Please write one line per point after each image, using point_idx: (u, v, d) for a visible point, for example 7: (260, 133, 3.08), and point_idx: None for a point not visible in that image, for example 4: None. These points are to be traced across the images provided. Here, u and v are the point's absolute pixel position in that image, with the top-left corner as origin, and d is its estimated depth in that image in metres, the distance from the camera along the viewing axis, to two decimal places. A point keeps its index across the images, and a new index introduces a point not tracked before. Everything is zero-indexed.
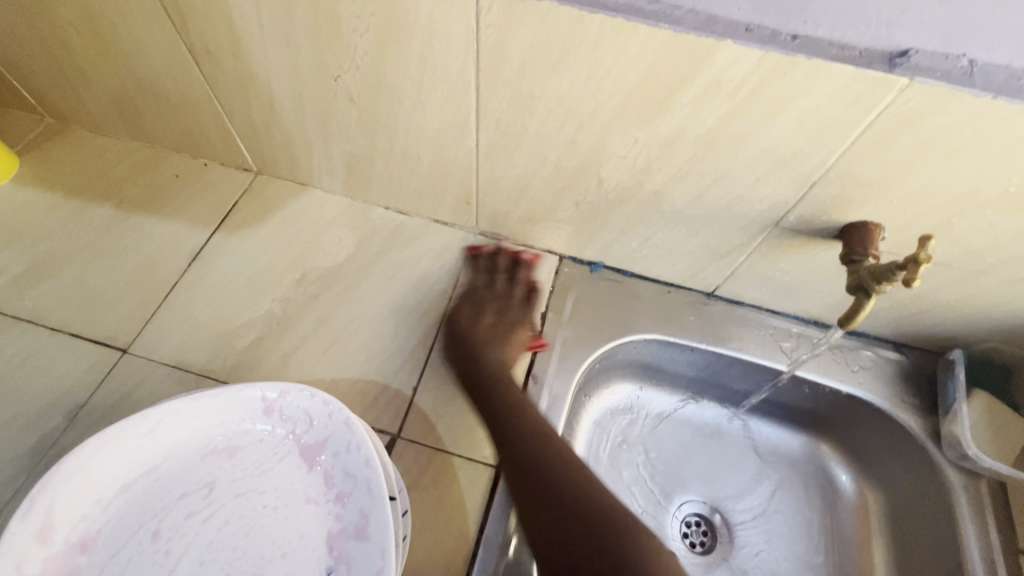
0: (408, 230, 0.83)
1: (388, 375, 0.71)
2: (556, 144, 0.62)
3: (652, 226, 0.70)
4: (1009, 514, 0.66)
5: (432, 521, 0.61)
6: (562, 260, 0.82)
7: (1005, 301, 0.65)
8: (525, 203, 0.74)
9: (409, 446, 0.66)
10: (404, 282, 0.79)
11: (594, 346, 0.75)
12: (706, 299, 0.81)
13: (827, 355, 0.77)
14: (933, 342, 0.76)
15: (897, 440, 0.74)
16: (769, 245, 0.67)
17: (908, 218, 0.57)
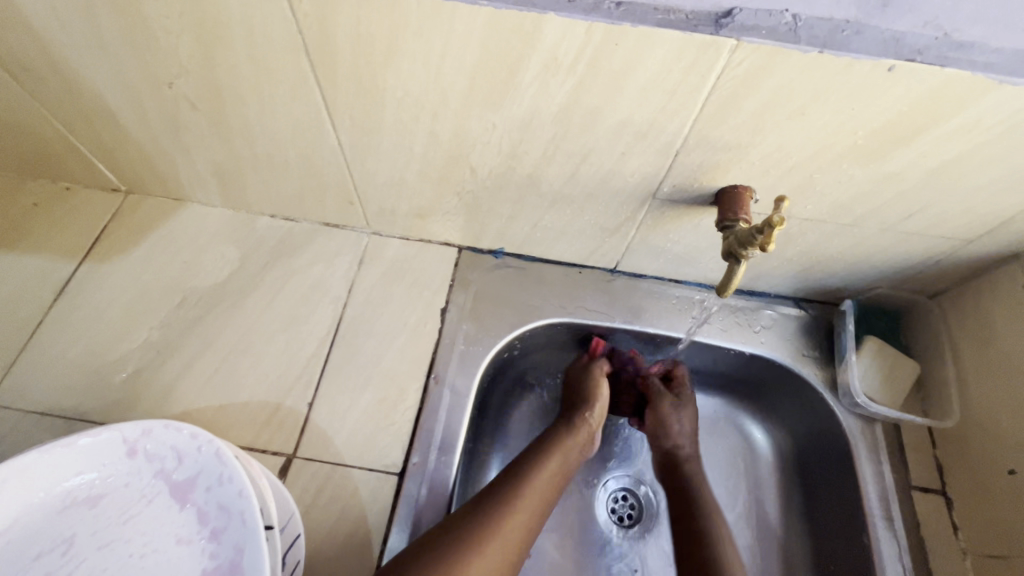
0: (297, 237, 0.79)
1: (281, 394, 0.68)
2: (418, 135, 0.59)
3: (537, 209, 0.68)
4: (901, 452, 0.68)
5: (333, 539, 0.59)
6: (461, 252, 0.80)
7: (883, 249, 0.66)
8: (408, 197, 0.71)
9: (305, 464, 0.63)
10: (294, 293, 0.75)
11: (497, 337, 0.74)
12: (610, 275, 0.80)
13: (729, 318, 0.78)
14: (828, 294, 0.77)
15: (800, 393, 0.75)
16: (653, 217, 0.66)
17: (774, 178, 0.57)
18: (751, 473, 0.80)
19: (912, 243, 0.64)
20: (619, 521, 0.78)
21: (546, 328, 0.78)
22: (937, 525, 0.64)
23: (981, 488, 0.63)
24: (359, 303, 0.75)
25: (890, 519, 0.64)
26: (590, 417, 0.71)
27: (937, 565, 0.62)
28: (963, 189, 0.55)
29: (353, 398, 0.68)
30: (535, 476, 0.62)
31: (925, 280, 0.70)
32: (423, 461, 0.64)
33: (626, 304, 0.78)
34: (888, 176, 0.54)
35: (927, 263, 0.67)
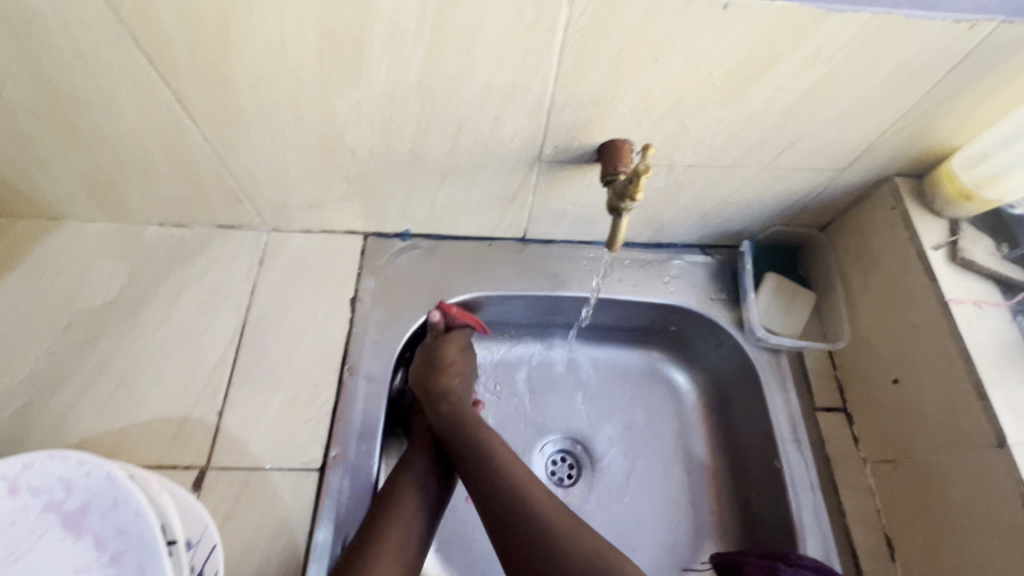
0: (190, 243, 0.75)
1: (187, 407, 0.65)
2: (285, 122, 0.57)
3: (430, 185, 0.67)
4: (804, 376, 0.72)
5: (256, 543, 0.58)
6: (367, 239, 0.78)
7: (767, 187, 0.68)
8: (296, 189, 0.68)
9: (220, 474, 0.61)
10: (193, 301, 0.72)
11: (411, 320, 0.73)
12: (521, 244, 0.80)
13: (639, 273, 0.79)
14: (729, 238, 0.80)
15: (713, 335, 0.78)
16: (545, 180, 0.66)
17: (648, 128, 0.57)
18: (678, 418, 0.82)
19: (791, 179, 0.67)
20: (558, 482, 0.78)
21: (462, 305, 0.77)
22: (839, 441, 0.69)
23: (873, 401, 0.67)
24: (263, 304, 0.72)
25: (797, 441, 0.68)
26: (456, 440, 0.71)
27: (842, 478, 0.66)
28: (823, 121, 0.57)
29: (266, 400, 0.66)
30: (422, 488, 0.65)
31: (812, 214, 0.74)
32: (343, 453, 0.64)
33: (538, 271, 0.78)
34: (752, 115, 0.56)
35: (809, 196, 0.70)
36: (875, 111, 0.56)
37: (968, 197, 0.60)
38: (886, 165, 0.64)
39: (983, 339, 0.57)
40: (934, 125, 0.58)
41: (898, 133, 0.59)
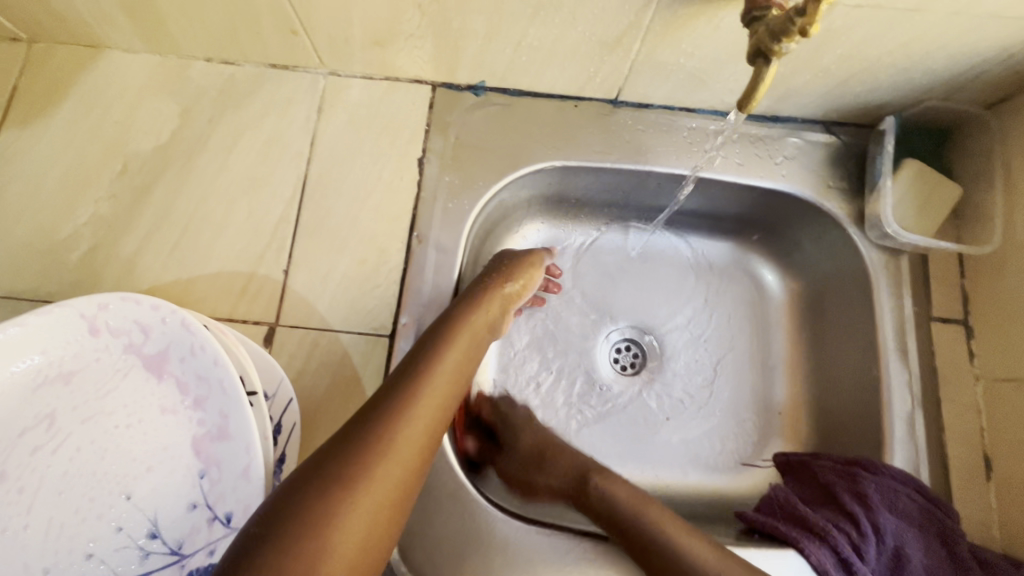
0: (242, 84, 0.67)
1: (252, 263, 0.62)
2: None
3: (519, 20, 0.55)
4: (926, 284, 0.64)
5: (329, 400, 0.58)
6: (435, 90, 0.68)
7: (945, 43, 0.53)
8: (360, 18, 0.58)
9: (290, 332, 0.60)
10: (250, 150, 0.66)
11: (483, 187, 0.65)
12: (612, 107, 0.68)
13: (747, 150, 0.68)
14: (865, 113, 0.66)
15: (822, 229, 0.69)
16: (661, 19, 0.53)
17: None
18: (760, 317, 0.76)
19: (982, 33, 0.52)
20: (622, 370, 0.76)
21: (540, 176, 0.69)
22: (953, 354, 0.62)
23: (1010, 314, 0.58)
24: (323, 158, 0.66)
25: (903, 352, 0.62)
26: (504, 288, 0.63)
27: (948, 394, 0.61)
28: None
29: (332, 262, 0.62)
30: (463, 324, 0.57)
31: (986, 85, 0.59)
32: (413, 321, 0.61)
33: (629, 141, 0.68)
34: None
35: (993, 60, 0.55)
36: None
37: None
38: None
39: None
40: None
41: None
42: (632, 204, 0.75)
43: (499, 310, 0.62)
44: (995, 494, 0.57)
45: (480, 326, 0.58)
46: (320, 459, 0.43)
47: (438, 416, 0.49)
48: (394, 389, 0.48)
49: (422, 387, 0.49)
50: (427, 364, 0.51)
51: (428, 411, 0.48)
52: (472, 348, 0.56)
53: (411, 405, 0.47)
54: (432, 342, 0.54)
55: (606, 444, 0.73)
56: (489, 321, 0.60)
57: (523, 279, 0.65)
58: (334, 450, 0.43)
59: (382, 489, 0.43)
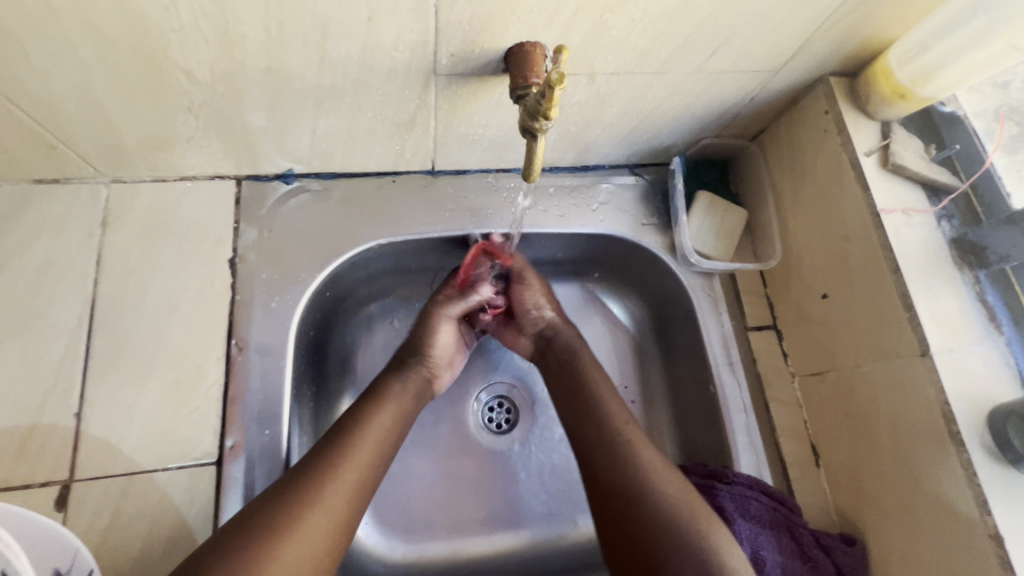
0: (1, 206, 0.59)
1: (32, 413, 0.53)
2: (70, 30, 0.41)
3: (305, 113, 0.54)
4: (738, 299, 0.70)
5: (149, 555, 0.50)
6: (240, 183, 0.64)
7: (698, 95, 0.61)
8: (126, 126, 0.53)
9: (90, 486, 0.51)
10: (17, 279, 0.57)
11: (307, 278, 0.62)
12: (431, 177, 0.69)
13: (565, 200, 0.72)
14: (659, 155, 0.73)
15: (647, 262, 0.74)
16: (446, 100, 0.55)
17: (562, 25, 0.47)
18: (616, 351, 0.79)
19: (723, 85, 0.59)
20: (496, 429, 0.75)
21: (370, 255, 0.67)
22: (771, 357, 0.68)
23: (802, 316, 0.66)
24: (115, 275, 0.59)
25: (730, 364, 0.68)
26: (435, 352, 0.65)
27: (772, 395, 0.67)
28: (759, 12, 0.49)
29: (135, 391, 0.55)
30: (397, 384, 0.61)
31: (744, 123, 0.68)
32: (243, 441, 0.55)
33: (453, 208, 0.69)
34: (680, 6, 0.47)
35: (741, 104, 0.64)
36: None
37: (902, 95, 0.55)
38: (821, 63, 0.58)
39: (912, 248, 0.55)
40: (874, 14, 0.51)
41: (834, 27, 0.53)
42: None
43: (431, 373, 0.64)
44: (826, 477, 0.63)
45: (413, 386, 0.62)
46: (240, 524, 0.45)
47: (367, 479, 0.51)
48: (318, 454, 0.51)
49: (352, 449, 0.52)
50: (355, 427, 0.54)
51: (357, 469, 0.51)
52: (405, 408, 0.59)
53: (336, 467, 0.50)
54: (367, 403, 0.57)
55: (491, 510, 0.71)
56: (423, 381, 0.63)
57: (448, 339, 0.66)
58: (260, 514, 0.46)
59: (299, 552, 0.44)
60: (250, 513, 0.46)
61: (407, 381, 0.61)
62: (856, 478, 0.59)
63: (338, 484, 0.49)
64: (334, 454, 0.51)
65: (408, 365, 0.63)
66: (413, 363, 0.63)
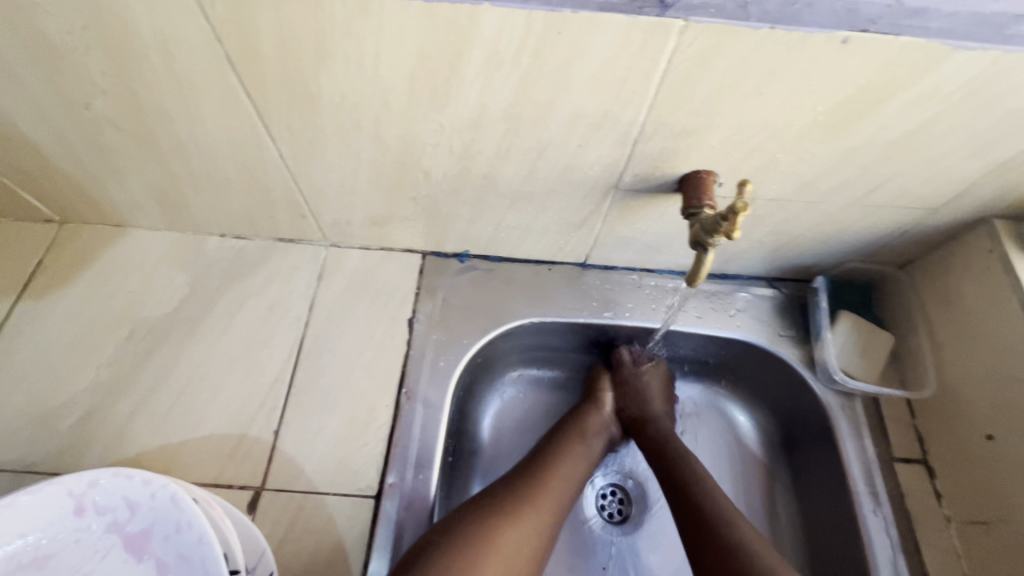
0: (250, 255, 0.75)
1: (244, 425, 0.64)
2: (363, 140, 0.55)
3: (499, 209, 0.66)
4: (883, 425, 0.68)
5: (312, 569, 0.57)
6: (425, 258, 0.76)
7: (852, 223, 0.65)
8: (362, 207, 0.67)
9: (276, 496, 0.60)
10: (251, 314, 0.71)
11: (468, 344, 0.71)
12: (581, 269, 0.77)
13: (703, 303, 0.76)
14: (800, 271, 0.76)
15: (781, 373, 0.74)
16: (617, 209, 0.64)
17: (737, 159, 0.55)
18: (739, 462, 0.78)
19: (878, 217, 0.63)
20: (608, 518, 0.76)
21: (520, 331, 0.75)
22: (921, 496, 0.64)
23: (961, 457, 0.62)
24: (320, 320, 0.71)
25: (874, 495, 0.64)
26: (604, 406, 0.74)
27: (925, 537, 0.62)
28: (925, 161, 0.54)
29: (322, 420, 0.65)
30: (577, 431, 0.70)
31: (894, 251, 0.70)
32: (399, 480, 0.62)
33: (598, 298, 0.76)
34: (849, 151, 0.53)
35: (894, 235, 0.67)
36: (984, 153, 0.53)
37: None
38: (985, 206, 0.60)
39: None
40: None
41: (1003, 176, 0.56)
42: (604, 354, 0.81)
43: (603, 425, 0.73)
44: None
45: (591, 435, 0.71)
46: (446, 528, 0.54)
47: (556, 513, 0.60)
48: (510, 483, 0.61)
49: (544, 485, 0.61)
50: (543, 466, 0.63)
51: (556, 499, 0.61)
52: (588, 450, 0.68)
53: (535, 500, 0.59)
54: (551, 446, 0.67)
55: None
56: (597, 430, 0.72)
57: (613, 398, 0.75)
58: (467, 524, 0.55)
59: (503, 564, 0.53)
60: (459, 521, 0.55)
61: (586, 429, 0.71)
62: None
63: (536, 514, 0.58)
64: (530, 485, 0.60)
65: (583, 415, 0.72)
66: (586, 415, 0.72)
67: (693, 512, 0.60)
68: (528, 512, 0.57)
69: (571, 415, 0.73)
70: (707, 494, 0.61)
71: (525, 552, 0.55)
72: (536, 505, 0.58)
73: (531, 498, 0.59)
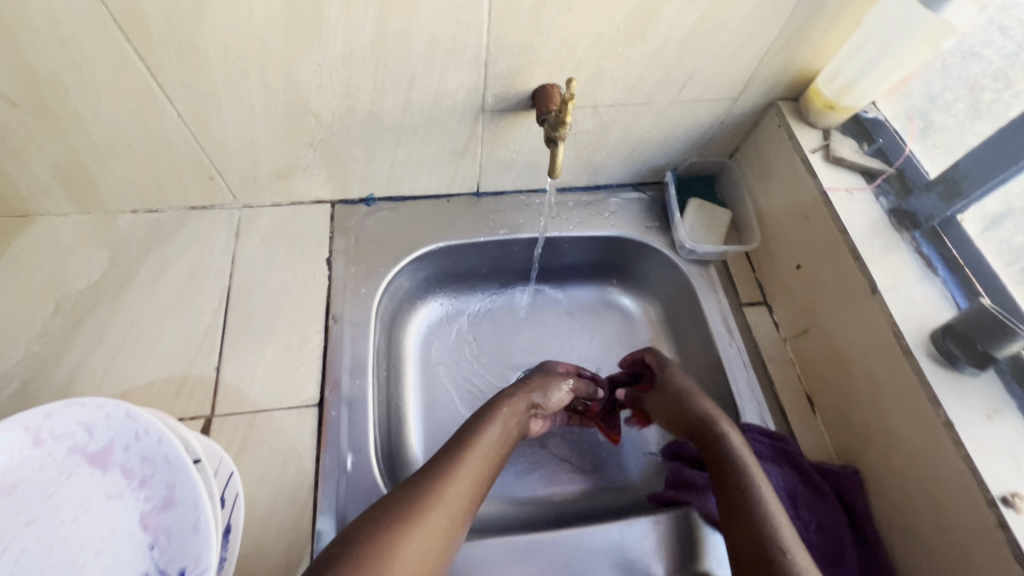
0: (166, 225, 0.80)
1: (185, 368, 0.70)
2: (253, 88, 0.63)
3: (389, 145, 0.75)
4: (732, 281, 0.85)
5: (269, 470, 0.64)
6: (334, 207, 0.85)
7: (679, 120, 0.80)
8: (265, 160, 0.75)
9: (226, 419, 0.67)
10: (175, 276, 0.76)
11: (384, 272, 0.80)
12: (476, 197, 0.89)
13: (583, 211, 0.90)
14: (656, 174, 0.91)
15: (653, 258, 0.89)
16: (490, 131, 0.75)
17: (570, 70, 0.68)
18: (634, 340, 0.93)
19: (697, 111, 0.79)
20: None
21: (429, 256, 0.85)
22: (764, 327, 0.81)
23: (785, 288, 0.79)
24: (244, 271, 0.78)
25: (729, 332, 0.80)
26: (534, 389, 0.73)
27: (769, 355, 0.79)
28: (711, 55, 0.69)
29: (260, 352, 0.72)
30: (496, 416, 0.68)
31: (720, 143, 0.86)
32: (338, 387, 0.71)
33: (493, 219, 0.87)
34: (653, 53, 0.67)
35: (714, 127, 0.83)
36: (750, 43, 0.69)
37: (831, 107, 0.73)
38: (769, 91, 0.77)
39: (856, 214, 0.70)
40: (798, 51, 0.71)
41: (771, 62, 0.72)
42: (507, 270, 0.93)
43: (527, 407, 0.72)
44: (822, 421, 0.73)
45: (512, 418, 0.69)
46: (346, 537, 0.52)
47: (466, 508, 0.58)
48: (421, 478, 0.58)
49: (454, 480, 0.59)
50: (455, 457, 0.61)
51: (460, 495, 0.58)
52: (504, 435, 0.68)
53: (442, 495, 0.57)
54: (467, 435, 0.65)
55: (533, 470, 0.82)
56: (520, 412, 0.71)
57: (549, 387, 0.75)
58: (367, 528, 0.53)
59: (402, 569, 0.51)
60: (359, 528, 0.53)
61: (506, 412, 0.69)
62: (860, 445, 0.67)
63: (439, 512, 0.55)
64: (439, 478, 0.58)
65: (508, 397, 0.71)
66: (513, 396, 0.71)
67: (728, 496, 0.60)
68: (432, 508, 0.55)
69: (495, 401, 0.71)
70: (744, 472, 0.61)
71: (430, 554, 0.53)
72: (434, 506, 0.56)
73: (439, 493, 0.57)
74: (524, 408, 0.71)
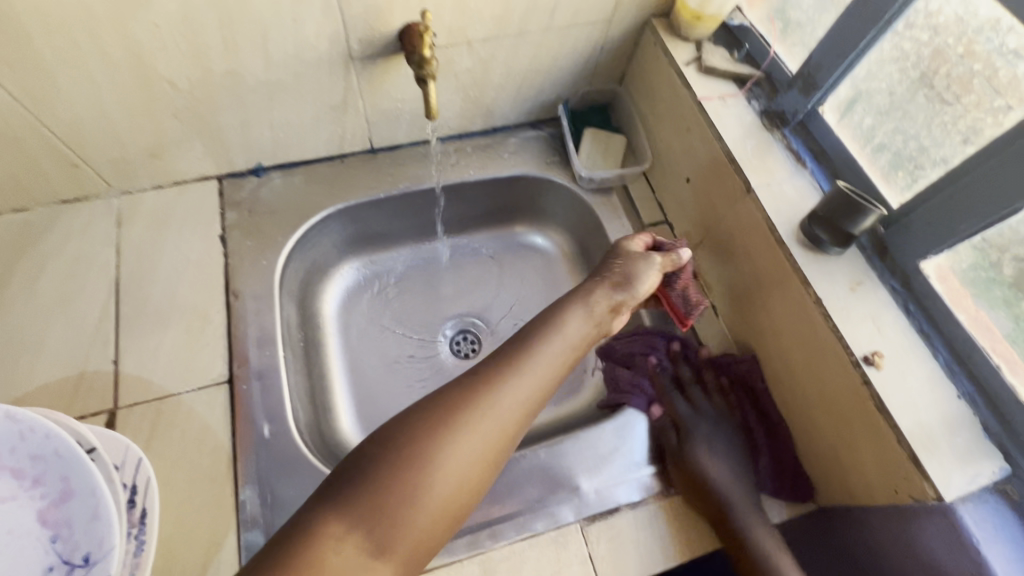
0: (37, 223, 0.75)
1: (80, 366, 0.67)
2: (89, 58, 0.59)
3: (262, 108, 0.72)
4: (633, 204, 0.87)
5: (184, 453, 0.63)
6: (222, 181, 0.81)
7: (560, 49, 0.80)
8: (130, 138, 0.70)
9: (132, 410, 0.65)
10: (56, 274, 0.72)
11: (283, 241, 0.78)
12: (373, 154, 0.87)
13: (483, 154, 0.89)
14: (551, 108, 0.91)
15: (557, 193, 0.91)
16: (365, 80, 0.73)
17: (431, 5, 0.66)
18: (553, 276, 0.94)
19: (574, 38, 0.79)
20: (460, 352, 0.89)
21: (331, 220, 0.83)
22: None
23: (680, 202, 0.82)
24: (132, 259, 0.74)
25: None
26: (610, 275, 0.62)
27: None
28: None
29: (159, 338, 0.70)
30: (559, 329, 0.53)
31: (606, 69, 0.87)
32: (247, 361, 0.70)
33: (392, 174, 0.86)
34: None
35: (596, 52, 0.83)
36: None
37: (697, 17, 0.74)
38: (641, 8, 0.78)
39: (729, 120, 0.72)
40: None
41: None
42: (417, 225, 0.92)
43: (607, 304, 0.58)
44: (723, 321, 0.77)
45: (581, 318, 0.55)
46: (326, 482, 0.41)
47: (477, 469, 0.42)
48: (423, 426, 0.42)
49: (463, 427, 0.43)
50: (468, 399, 0.44)
51: (467, 446, 0.42)
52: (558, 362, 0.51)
53: (444, 452, 0.41)
54: (503, 361, 0.48)
55: None
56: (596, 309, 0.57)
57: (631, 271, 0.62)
58: (344, 473, 0.41)
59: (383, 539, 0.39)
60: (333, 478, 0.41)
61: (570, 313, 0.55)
62: (755, 335, 0.71)
63: (436, 482, 0.40)
64: (437, 422, 0.43)
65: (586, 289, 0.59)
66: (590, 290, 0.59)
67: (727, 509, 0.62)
68: (424, 468, 0.41)
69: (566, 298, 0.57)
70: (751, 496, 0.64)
71: (424, 522, 0.40)
72: (426, 465, 0.41)
73: (436, 443, 0.42)
74: (599, 305, 0.58)
